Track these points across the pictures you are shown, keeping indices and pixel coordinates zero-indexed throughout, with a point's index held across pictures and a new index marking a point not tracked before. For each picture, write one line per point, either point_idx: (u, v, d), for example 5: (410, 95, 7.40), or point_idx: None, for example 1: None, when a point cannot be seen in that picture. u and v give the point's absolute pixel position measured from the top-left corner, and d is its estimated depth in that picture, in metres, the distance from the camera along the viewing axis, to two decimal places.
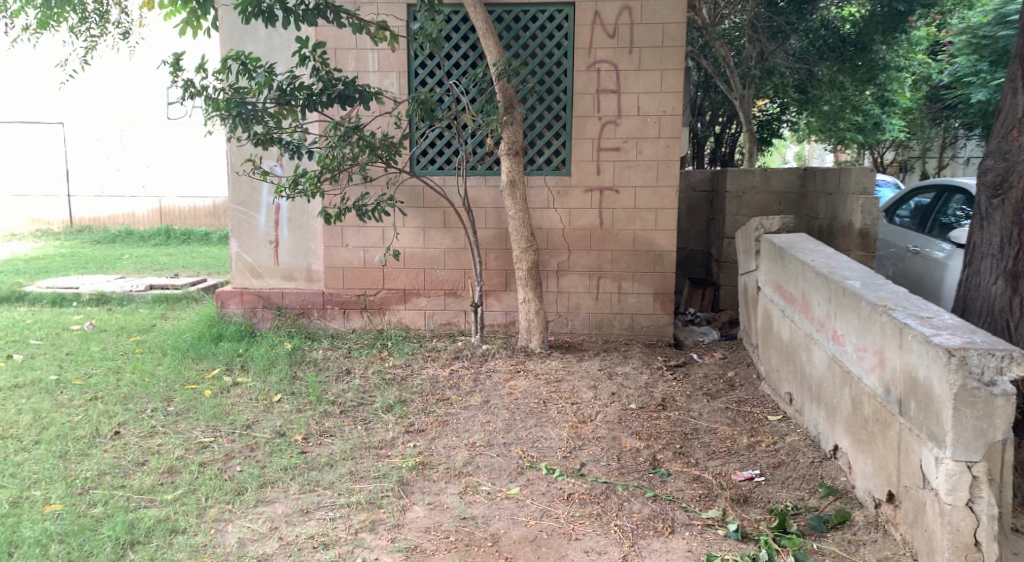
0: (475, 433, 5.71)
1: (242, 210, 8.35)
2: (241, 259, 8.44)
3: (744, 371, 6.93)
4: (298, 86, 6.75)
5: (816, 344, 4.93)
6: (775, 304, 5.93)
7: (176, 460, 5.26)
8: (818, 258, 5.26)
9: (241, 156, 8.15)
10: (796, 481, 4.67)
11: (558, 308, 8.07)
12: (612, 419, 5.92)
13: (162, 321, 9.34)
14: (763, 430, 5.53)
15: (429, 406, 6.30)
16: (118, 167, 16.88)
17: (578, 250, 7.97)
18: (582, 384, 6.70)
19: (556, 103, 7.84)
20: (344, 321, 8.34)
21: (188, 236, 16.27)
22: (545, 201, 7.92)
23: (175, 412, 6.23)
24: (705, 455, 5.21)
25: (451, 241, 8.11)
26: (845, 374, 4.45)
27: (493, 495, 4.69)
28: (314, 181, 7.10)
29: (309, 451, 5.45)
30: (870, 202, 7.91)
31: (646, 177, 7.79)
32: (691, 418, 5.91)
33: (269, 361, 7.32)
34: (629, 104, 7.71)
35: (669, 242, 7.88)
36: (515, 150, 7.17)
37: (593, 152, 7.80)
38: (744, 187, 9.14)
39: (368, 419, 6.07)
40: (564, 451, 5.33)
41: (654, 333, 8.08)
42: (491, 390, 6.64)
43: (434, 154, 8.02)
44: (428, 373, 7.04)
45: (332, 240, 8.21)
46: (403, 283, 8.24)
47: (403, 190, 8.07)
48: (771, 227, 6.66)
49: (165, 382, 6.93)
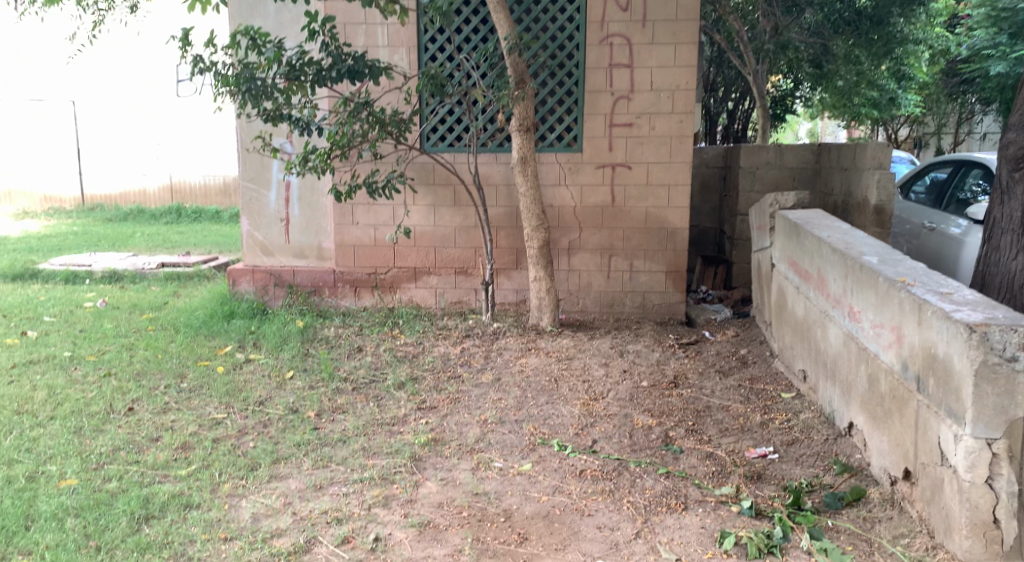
0: (487, 410, 5.70)
1: (252, 187, 8.34)
2: (253, 237, 8.44)
3: (757, 348, 6.89)
4: (307, 61, 6.69)
5: (833, 321, 4.89)
6: (790, 281, 5.89)
7: (190, 436, 5.28)
8: (834, 234, 5.21)
9: (251, 133, 8.12)
10: (810, 459, 4.65)
11: (570, 286, 8.04)
12: (624, 397, 5.90)
13: (174, 299, 9.37)
14: (776, 408, 5.50)
15: (441, 383, 6.31)
16: (129, 145, 16.88)
17: (590, 227, 7.92)
18: (593, 362, 6.69)
19: (567, 78, 7.77)
20: (355, 299, 8.34)
21: (199, 215, 16.30)
22: (557, 178, 7.87)
23: (189, 389, 6.25)
24: (717, 433, 5.19)
25: (461, 219, 8.07)
26: (862, 351, 4.41)
27: (505, 471, 4.68)
28: (324, 158, 7.07)
29: (322, 427, 5.46)
30: (887, 177, 7.83)
31: (659, 153, 7.73)
32: (703, 396, 5.88)
33: (281, 338, 7.33)
34: (641, 79, 7.64)
35: (682, 219, 7.83)
36: (527, 126, 7.12)
37: (605, 128, 7.74)
38: (758, 164, 9.07)
39: (380, 396, 6.08)
40: (576, 428, 5.32)
41: (666, 311, 8.05)
42: (503, 367, 6.63)
43: (445, 131, 7.96)
44: (439, 351, 7.03)
45: (343, 218, 8.19)
46: (414, 261, 8.22)
47: (414, 167, 8.04)
48: (786, 203, 6.61)
49: (178, 358, 6.95)
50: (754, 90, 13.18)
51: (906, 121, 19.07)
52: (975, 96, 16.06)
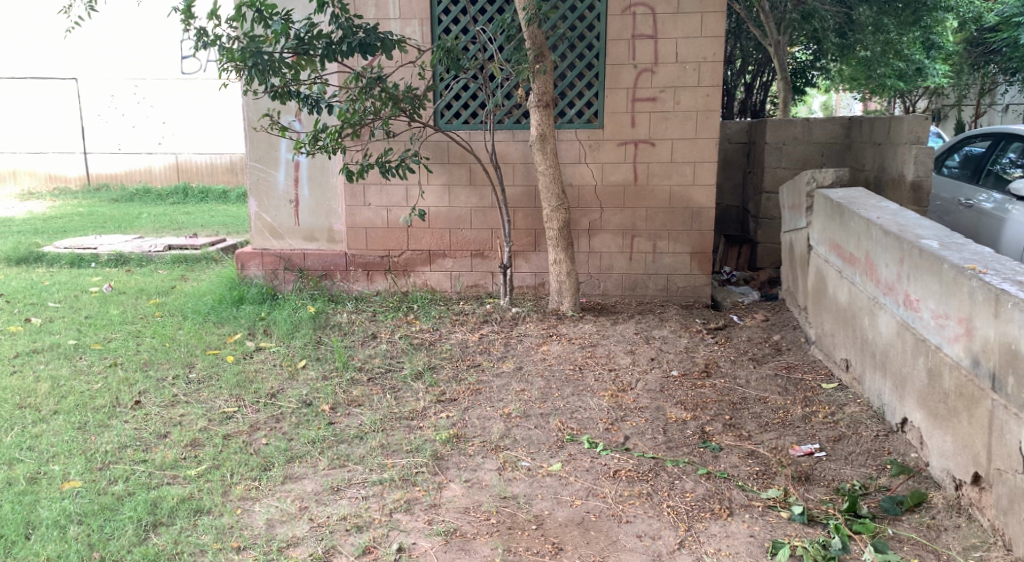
0: (511, 403, 5.40)
1: (260, 166, 8.00)
2: (261, 219, 8.12)
3: (790, 334, 6.56)
4: (316, 35, 6.34)
5: (882, 308, 4.60)
6: (830, 264, 5.58)
7: (199, 432, 4.99)
8: (883, 215, 4.91)
9: (258, 110, 7.77)
10: (862, 457, 4.34)
11: (590, 269, 7.72)
12: (654, 388, 5.58)
13: (181, 283, 9.07)
14: (818, 399, 5.19)
15: (462, 373, 6.00)
16: (134, 124, 16.59)
17: (612, 207, 7.58)
18: (619, 349, 6.38)
19: (588, 50, 7.39)
20: (368, 283, 8.04)
21: (206, 194, 15.99)
22: (577, 156, 7.52)
23: (198, 380, 5.96)
24: (757, 428, 4.88)
25: (477, 199, 7.74)
26: (919, 343, 4.13)
27: (534, 472, 4.38)
28: (335, 137, 6.74)
29: (338, 422, 5.16)
30: (924, 152, 7.44)
31: (684, 128, 7.36)
32: (738, 387, 5.56)
33: (293, 325, 7.03)
34: (666, 50, 7.26)
35: (708, 198, 7.48)
36: (546, 101, 6.77)
37: (627, 103, 7.38)
38: (785, 139, 8.71)
39: (397, 387, 5.78)
40: (606, 423, 5.01)
41: (690, 294, 7.72)
42: (524, 355, 6.32)
43: (460, 108, 7.62)
44: (457, 338, 6.72)
45: (354, 199, 7.87)
46: (428, 244, 7.90)
47: (428, 146, 7.69)
48: (824, 180, 6.26)
49: (186, 347, 6.66)
50: (773, 62, 12.72)
51: (924, 95, 18.57)
52: (999, 68, 15.58)
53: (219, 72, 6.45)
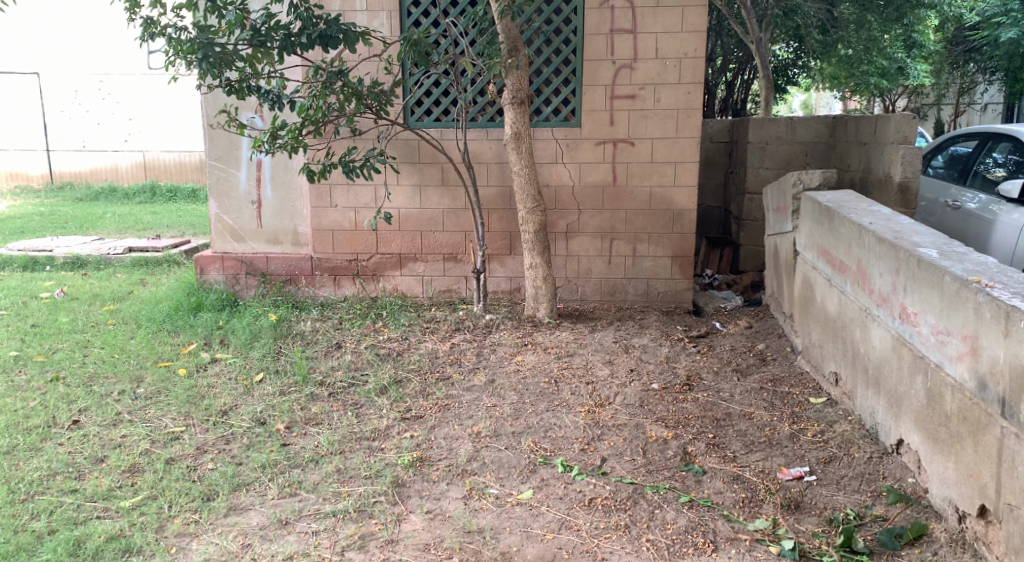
0: (480, 420, 5.05)
1: (220, 166, 7.59)
2: (221, 221, 7.70)
3: (776, 343, 6.25)
4: (273, 26, 5.94)
5: (875, 320, 4.29)
6: (819, 271, 5.26)
7: (139, 456, 4.63)
8: (875, 220, 4.59)
9: (215, 106, 7.35)
10: (855, 481, 4.02)
11: (567, 273, 7.38)
12: (633, 403, 5.25)
13: (139, 287, 8.65)
14: (806, 416, 4.87)
15: (430, 387, 5.63)
16: (99, 121, 16.08)
17: (590, 209, 7.25)
18: (596, 359, 6.04)
19: (564, 44, 7.04)
20: (335, 288, 7.67)
21: (175, 193, 15.51)
22: (554, 155, 7.18)
23: (145, 396, 5.57)
24: (743, 448, 4.55)
25: (450, 201, 7.38)
26: (915, 361, 3.82)
27: (503, 502, 4.07)
28: (295, 134, 6.37)
29: (292, 444, 4.80)
30: (913, 152, 7.13)
31: (665, 127, 7.04)
32: (721, 401, 5.24)
33: (252, 334, 6.63)
34: (645, 46, 6.93)
35: (689, 200, 7.16)
36: (520, 98, 6.43)
37: (606, 100, 7.04)
38: (768, 139, 8.44)
39: (359, 403, 5.41)
40: (582, 443, 4.67)
41: (671, 299, 7.39)
42: (497, 366, 5.97)
43: (431, 104, 7.25)
44: (426, 347, 6.35)
45: (319, 200, 7.49)
46: (398, 247, 7.54)
47: (396, 144, 7.32)
48: (810, 182, 5.96)
49: (136, 359, 6.25)
50: (753, 59, 12.46)
51: (904, 94, 18.37)
52: (979, 67, 15.40)
53: (166, 63, 6.02)
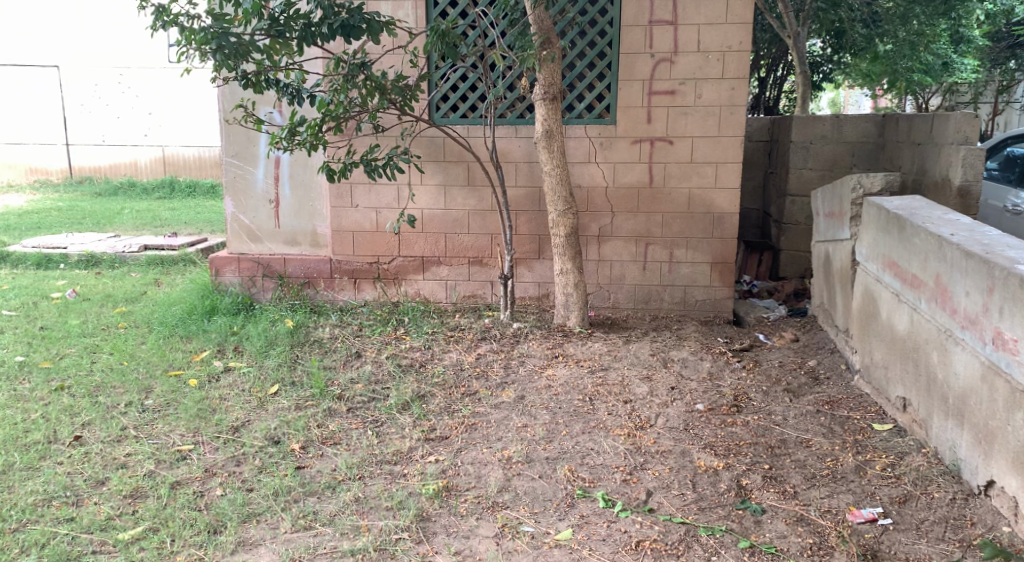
0: (511, 444, 4.62)
1: (236, 163, 7.21)
2: (237, 221, 7.33)
3: (827, 360, 5.80)
4: (292, 14, 5.50)
5: (957, 343, 3.98)
6: (881, 285, 4.90)
7: (143, 479, 4.25)
8: (956, 231, 4.27)
9: (232, 102, 6.97)
10: (938, 528, 3.73)
11: (599, 279, 6.95)
12: (676, 426, 4.80)
13: (153, 288, 8.28)
14: (871, 446, 4.44)
15: (455, 404, 5.21)
16: (118, 114, 15.81)
17: (624, 212, 6.80)
18: (633, 374, 5.60)
19: (600, 36, 6.60)
20: (354, 292, 7.27)
21: (194, 189, 15.24)
22: (587, 154, 6.74)
23: (154, 408, 5.18)
24: (804, 482, 4.15)
25: (476, 201, 6.97)
26: (1016, 395, 3.55)
27: (539, 543, 3.72)
28: (315, 131, 5.99)
29: (307, 467, 4.39)
30: (975, 154, 6.51)
31: (706, 125, 6.58)
32: (774, 426, 4.78)
33: (267, 341, 6.24)
34: (687, 38, 6.48)
35: (731, 203, 6.69)
36: (553, 94, 5.99)
37: (643, 96, 6.59)
38: (812, 138, 7.97)
39: (380, 421, 5.00)
40: (624, 473, 4.25)
41: (710, 309, 6.93)
42: (527, 381, 5.53)
43: (457, 100, 6.84)
44: (450, 358, 5.92)
45: (340, 200, 7.12)
46: (421, 249, 7.13)
47: (421, 141, 6.92)
48: (871, 186, 5.52)
49: (145, 367, 5.87)
50: (788, 55, 11.84)
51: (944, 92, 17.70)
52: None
53: (178, 53, 5.63)
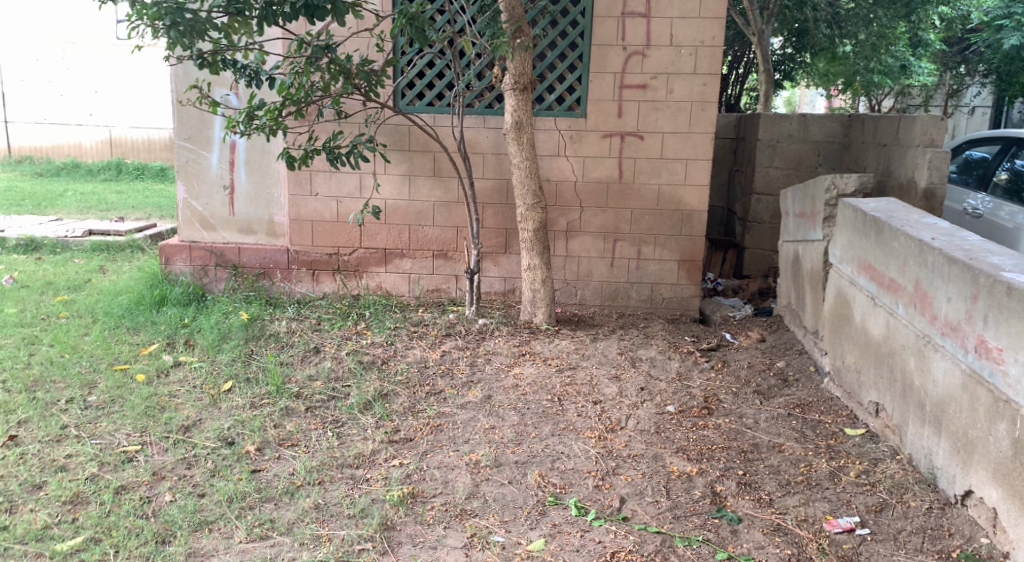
0: (478, 447, 4.45)
1: (190, 146, 6.93)
2: (190, 208, 7.05)
3: (796, 360, 5.72)
4: None
5: (937, 350, 3.91)
6: (857, 288, 4.83)
7: (84, 484, 3.99)
8: (937, 235, 4.20)
9: (185, 83, 6.66)
10: (916, 539, 3.67)
11: (566, 275, 6.80)
12: (648, 429, 4.67)
13: (98, 276, 7.93)
14: (844, 452, 4.36)
15: (420, 404, 5.03)
16: (62, 92, 15.35)
17: (593, 207, 6.66)
18: (602, 374, 5.46)
19: (571, 27, 6.44)
20: (313, 284, 7.04)
21: (143, 171, 14.79)
22: (556, 147, 6.58)
23: (98, 405, 4.91)
24: (778, 489, 4.06)
25: (442, 193, 6.77)
26: (999, 405, 3.48)
27: (510, 554, 3.58)
28: (274, 115, 5.72)
29: (263, 470, 4.17)
30: (941, 156, 6.17)
31: (676, 121, 6.46)
32: (746, 429, 4.68)
33: (221, 335, 5.97)
34: (659, 32, 6.35)
35: (700, 200, 6.59)
36: (523, 84, 5.81)
37: (614, 89, 6.45)
38: (779, 137, 7.89)
39: (341, 422, 4.80)
40: (596, 478, 4.12)
41: (676, 307, 6.83)
42: (493, 380, 5.36)
43: (424, 88, 6.63)
44: (414, 355, 5.73)
45: (298, 188, 6.85)
46: (384, 241, 6.92)
47: (385, 129, 6.69)
48: (844, 187, 5.44)
49: (88, 361, 5.56)
50: (750, 53, 11.72)
51: None
52: None
53: (127, 27, 5.29)
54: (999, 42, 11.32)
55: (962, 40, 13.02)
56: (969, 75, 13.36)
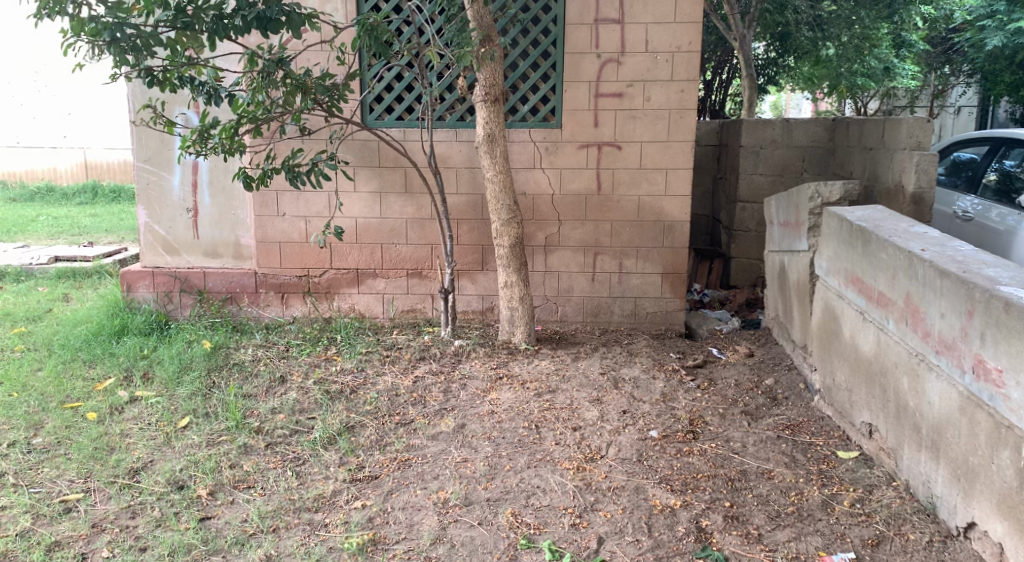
0: (447, 483, 4.18)
1: (150, 168, 6.64)
2: (152, 232, 6.75)
3: (786, 376, 5.44)
4: (202, 4, 4.86)
5: (932, 370, 3.65)
6: (845, 302, 4.56)
7: (16, 540, 3.89)
8: (928, 245, 3.94)
9: (140, 102, 6.37)
10: None
11: (546, 291, 6.52)
12: (629, 457, 4.38)
13: (60, 305, 7.62)
14: (837, 477, 4.09)
15: (388, 436, 4.74)
16: (35, 115, 15.11)
17: (571, 220, 6.39)
18: (583, 396, 5.17)
19: (543, 35, 6.19)
20: (282, 308, 6.74)
21: (119, 193, 14.46)
22: (531, 159, 6.31)
23: (42, 449, 4.66)
24: (768, 523, 3.79)
25: (414, 209, 6.50)
26: (1001, 431, 3.23)
27: None
28: (230, 134, 5.45)
29: (213, 518, 4.03)
30: (928, 159, 5.94)
31: (655, 129, 6.21)
32: (734, 453, 4.40)
33: (181, 366, 5.67)
34: (634, 38, 6.10)
35: (682, 210, 6.33)
36: (494, 95, 5.55)
37: (590, 98, 6.19)
38: (762, 143, 7.64)
39: (302, 459, 4.52)
40: (572, 516, 3.89)
41: (661, 321, 6.56)
42: (468, 407, 5.07)
43: (392, 102, 6.36)
44: (385, 382, 5.43)
45: (264, 209, 6.57)
46: (355, 261, 6.63)
47: (352, 145, 6.42)
48: (830, 195, 5.19)
49: (38, 399, 5.27)
50: (734, 58, 11.43)
51: None
52: None
53: (61, 45, 4.94)
54: (983, 41, 11.12)
55: (947, 39, 12.79)
56: (954, 74, 13.12)
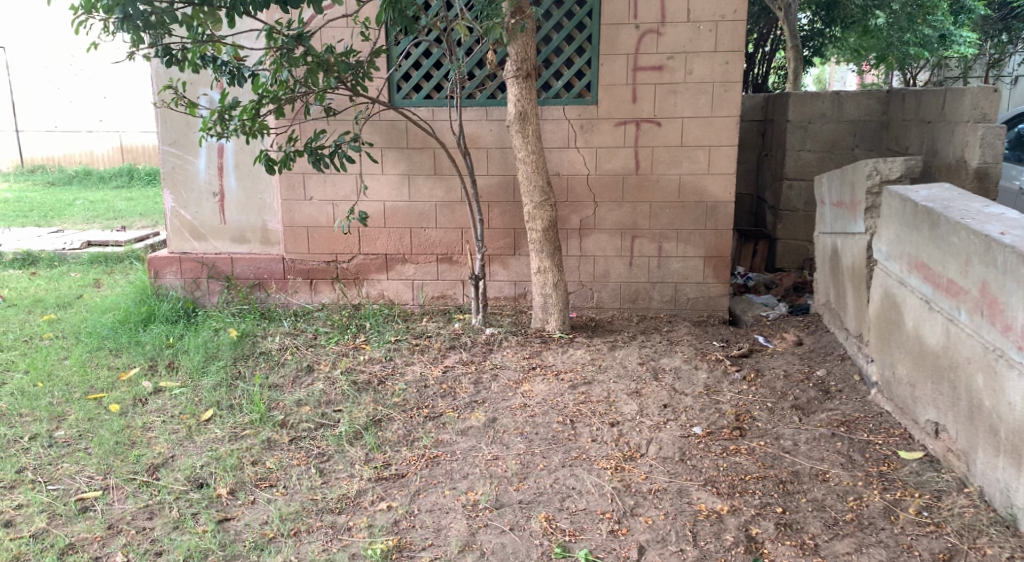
0: (477, 483, 3.95)
1: (174, 152, 6.45)
2: (179, 217, 6.57)
3: (839, 367, 5.10)
4: None
5: (1015, 368, 3.30)
6: (908, 289, 4.21)
7: (28, 543, 3.72)
8: (1007, 228, 3.57)
9: (162, 83, 6.17)
10: None
11: (582, 276, 6.23)
12: (671, 456, 4.09)
13: (89, 292, 7.48)
14: (900, 481, 3.77)
15: (416, 431, 4.50)
16: (70, 99, 15.06)
17: (608, 202, 6.08)
18: (621, 389, 4.88)
19: (578, 5, 5.86)
20: (311, 294, 6.53)
21: (154, 176, 14.43)
22: (565, 138, 6.00)
23: (63, 443, 4.51)
24: (825, 531, 3.50)
25: (443, 192, 6.23)
26: None
27: None
28: (251, 114, 5.22)
29: (233, 520, 3.83)
30: (994, 132, 5.48)
31: (697, 104, 5.86)
32: (786, 452, 4.09)
33: (207, 356, 5.49)
34: (675, 7, 5.75)
35: (726, 190, 5.98)
36: (526, 71, 5.24)
37: (627, 73, 5.86)
38: (811, 117, 7.24)
39: (326, 456, 4.30)
40: (611, 523, 3.63)
41: (704, 308, 6.23)
42: (499, 400, 4.82)
43: (420, 79, 6.09)
44: (413, 373, 5.19)
45: (291, 192, 6.34)
46: (384, 247, 6.39)
47: (379, 125, 6.16)
48: (889, 172, 4.82)
49: (63, 390, 5.11)
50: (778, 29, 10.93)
51: None
52: None
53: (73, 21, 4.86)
54: None
55: (1007, 4, 12.09)
56: (1012, 42, 12.46)
